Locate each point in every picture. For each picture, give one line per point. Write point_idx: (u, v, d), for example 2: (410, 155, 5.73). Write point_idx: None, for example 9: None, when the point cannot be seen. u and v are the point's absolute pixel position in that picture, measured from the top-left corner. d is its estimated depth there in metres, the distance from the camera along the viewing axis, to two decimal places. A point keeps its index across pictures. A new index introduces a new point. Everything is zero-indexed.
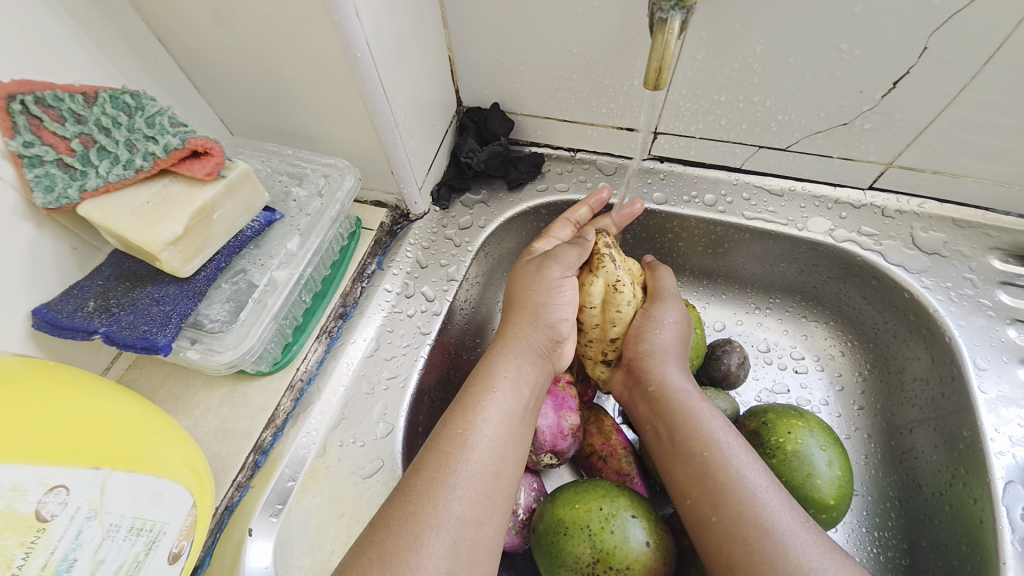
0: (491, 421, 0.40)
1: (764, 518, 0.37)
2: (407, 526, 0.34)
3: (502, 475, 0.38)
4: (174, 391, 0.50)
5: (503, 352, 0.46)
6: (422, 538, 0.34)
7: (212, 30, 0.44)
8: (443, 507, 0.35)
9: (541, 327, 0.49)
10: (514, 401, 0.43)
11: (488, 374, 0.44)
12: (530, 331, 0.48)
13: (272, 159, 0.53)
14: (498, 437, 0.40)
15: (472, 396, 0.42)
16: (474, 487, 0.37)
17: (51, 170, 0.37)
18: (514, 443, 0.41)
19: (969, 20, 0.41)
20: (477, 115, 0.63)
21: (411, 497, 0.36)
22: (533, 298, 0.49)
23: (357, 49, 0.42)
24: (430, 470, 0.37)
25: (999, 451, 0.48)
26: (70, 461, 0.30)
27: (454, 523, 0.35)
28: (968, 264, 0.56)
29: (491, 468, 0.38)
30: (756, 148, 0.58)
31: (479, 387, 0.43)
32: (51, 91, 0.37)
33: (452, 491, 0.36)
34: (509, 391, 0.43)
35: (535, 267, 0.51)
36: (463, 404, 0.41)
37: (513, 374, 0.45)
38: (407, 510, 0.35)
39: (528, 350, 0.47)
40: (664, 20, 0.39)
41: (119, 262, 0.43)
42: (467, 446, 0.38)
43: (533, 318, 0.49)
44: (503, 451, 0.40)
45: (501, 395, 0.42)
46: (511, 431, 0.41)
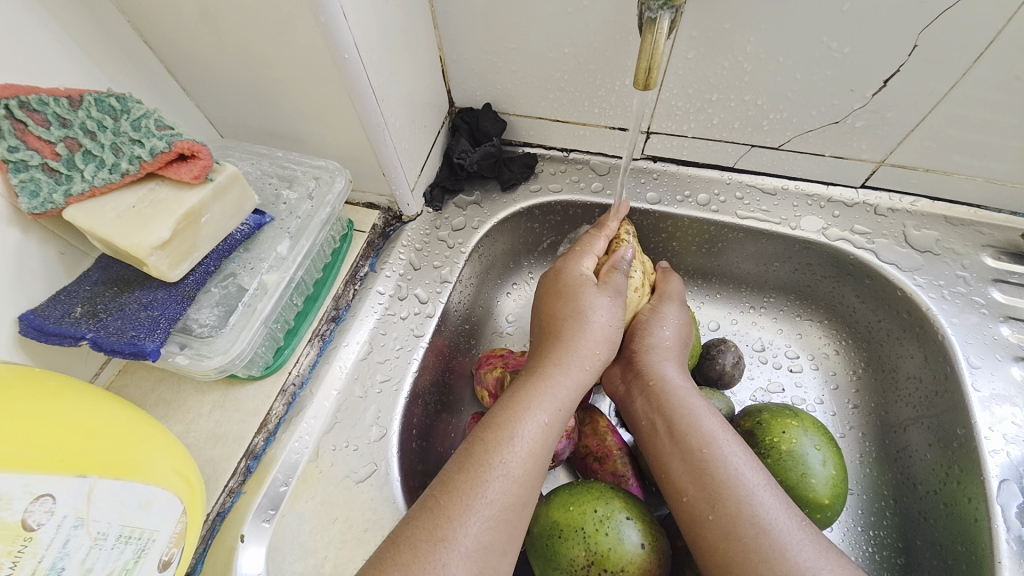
0: (530, 450, 0.39)
1: (760, 516, 0.37)
2: (435, 552, 0.33)
3: (529, 502, 0.38)
4: (164, 397, 0.49)
5: (544, 370, 0.44)
6: (448, 565, 0.33)
7: (200, 32, 0.44)
8: (469, 533, 0.35)
9: (599, 354, 0.46)
10: (556, 429, 0.41)
11: (535, 396, 0.42)
12: (587, 354, 0.45)
13: (262, 161, 0.53)
14: (535, 465, 0.39)
15: (516, 420, 0.40)
16: (503, 516, 0.36)
17: (37, 175, 0.37)
18: (546, 469, 0.40)
19: (957, 18, 0.41)
20: (470, 116, 0.63)
21: (441, 522, 0.35)
22: (590, 322, 0.47)
23: (345, 51, 0.42)
24: (462, 493, 0.36)
25: (993, 449, 0.48)
26: (55, 469, 0.30)
27: (477, 549, 0.34)
28: (960, 262, 0.56)
29: (520, 497, 0.37)
30: (748, 147, 0.58)
31: (524, 411, 0.41)
32: (36, 95, 0.37)
33: (479, 516, 0.35)
34: (549, 416, 0.41)
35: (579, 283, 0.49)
36: (504, 429, 0.40)
37: (563, 402, 0.43)
38: (436, 534, 0.34)
39: (583, 376, 0.45)
40: (653, 20, 0.39)
41: (107, 266, 0.43)
42: (503, 474, 0.37)
43: (589, 341, 0.46)
44: (536, 478, 0.39)
45: (548, 424, 0.41)
46: (546, 457, 0.40)
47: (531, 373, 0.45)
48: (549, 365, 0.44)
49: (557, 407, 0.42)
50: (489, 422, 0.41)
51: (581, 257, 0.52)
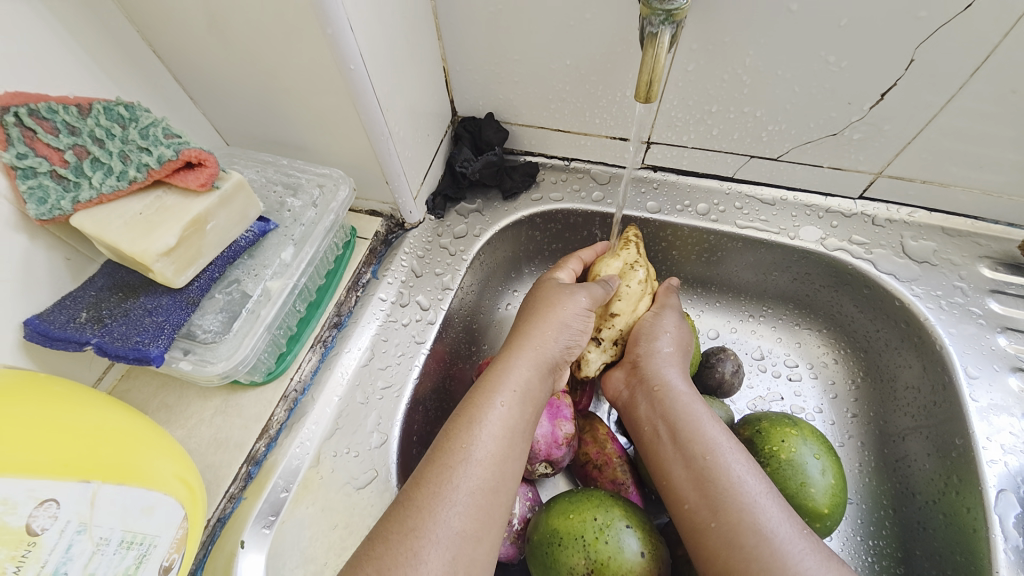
0: (495, 436, 0.39)
1: (762, 524, 0.38)
2: (406, 542, 0.34)
3: (500, 490, 0.38)
4: (167, 402, 0.49)
5: (507, 360, 0.44)
6: (422, 555, 0.33)
7: (206, 40, 0.44)
8: (442, 523, 0.35)
9: (555, 340, 0.47)
10: (516, 414, 0.41)
11: (492, 383, 0.42)
12: (542, 339, 0.46)
13: (267, 169, 0.54)
14: (502, 450, 0.39)
15: (475, 407, 0.41)
16: (474, 503, 0.36)
17: (45, 181, 0.37)
18: (514, 456, 0.40)
19: (953, 33, 0.42)
20: (472, 125, 0.64)
21: (412, 512, 0.35)
22: (550, 313, 0.48)
23: (350, 61, 0.42)
24: (430, 483, 0.36)
25: (991, 459, 0.48)
26: (60, 474, 0.30)
27: (452, 538, 0.34)
28: (958, 273, 0.57)
29: (490, 483, 0.37)
30: (747, 158, 0.59)
31: (483, 398, 0.41)
32: (46, 103, 0.38)
33: (452, 506, 0.35)
34: (512, 405, 0.41)
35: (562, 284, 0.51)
36: (465, 416, 0.40)
37: (520, 384, 0.43)
38: (407, 526, 0.34)
39: (539, 360, 0.45)
40: (654, 34, 0.40)
41: (112, 272, 0.43)
42: (468, 461, 0.37)
43: (547, 328, 0.47)
44: (503, 466, 0.39)
45: (505, 407, 0.41)
46: (512, 445, 0.40)
47: (491, 364, 0.45)
48: (507, 356, 0.45)
49: (516, 392, 0.42)
50: (458, 413, 0.41)
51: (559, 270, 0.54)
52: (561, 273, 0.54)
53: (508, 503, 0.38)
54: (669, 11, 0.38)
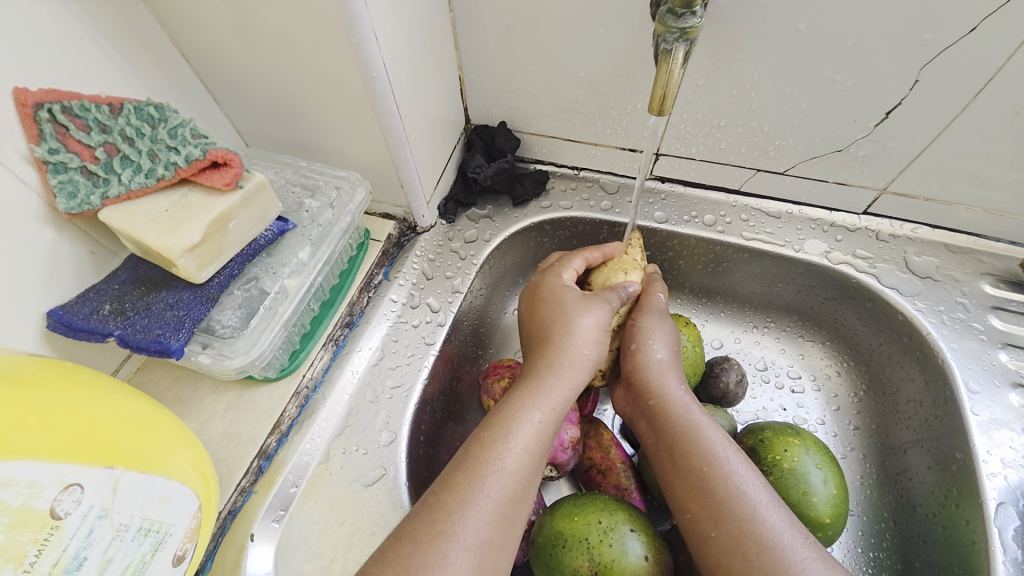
0: (527, 448, 0.40)
1: (762, 535, 0.38)
2: (434, 544, 0.34)
3: (524, 499, 0.39)
4: (181, 395, 0.50)
5: (542, 374, 0.45)
6: (448, 558, 0.34)
7: (234, 45, 0.46)
8: (469, 528, 0.35)
9: (590, 359, 0.47)
10: (550, 430, 0.42)
11: (531, 396, 0.43)
12: (577, 358, 0.46)
13: (286, 170, 0.55)
14: (531, 463, 0.40)
15: (510, 420, 0.41)
16: (500, 511, 0.37)
17: (75, 176, 0.39)
18: (540, 468, 0.41)
19: (957, 55, 0.44)
20: (485, 133, 0.65)
21: (441, 516, 0.36)
22: (580, 329, 0.48)
23: (373, 69, 0.44)
24: (460, 489, 0.37)
25: (992, 473, 0.49)
26: (86, 460, 0.31)
27: (477, 545, 0.35)
28: (960, 289, 0.58)
29: (517, 493, 0.38)
30: (754, 171, 0.60)
31: (519, 411, 0.42)
32: (78, 101, 0.39)
33: (479, 514, 0.36)
34: (546, 419, 0.42)
35: (569, 295, 0.51)
36: (497, 427, 0.41)
37: (557, 403, 0.43)
38: (435, 529, 0.35)
39: (576, 378, 0.46)
40: (668, 51, 0.41)
41: (135, 267, 0.44)
42: (499, 471, 0.38)
43: (581, 345, 0.47)
44: (530, 477, 0.40)
45: (540, 423, 0.41)
46: (542, 457, 0.41)
47: (523, 377, 0.46)
48: (543, 369, 0.45)
49: (550, 407, 0.43)
50: (489, 423, 0.42)
51: (562, 268, 0.54)
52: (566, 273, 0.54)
53: (529, 511, 0.40)
54: (684, 29, 0.39)
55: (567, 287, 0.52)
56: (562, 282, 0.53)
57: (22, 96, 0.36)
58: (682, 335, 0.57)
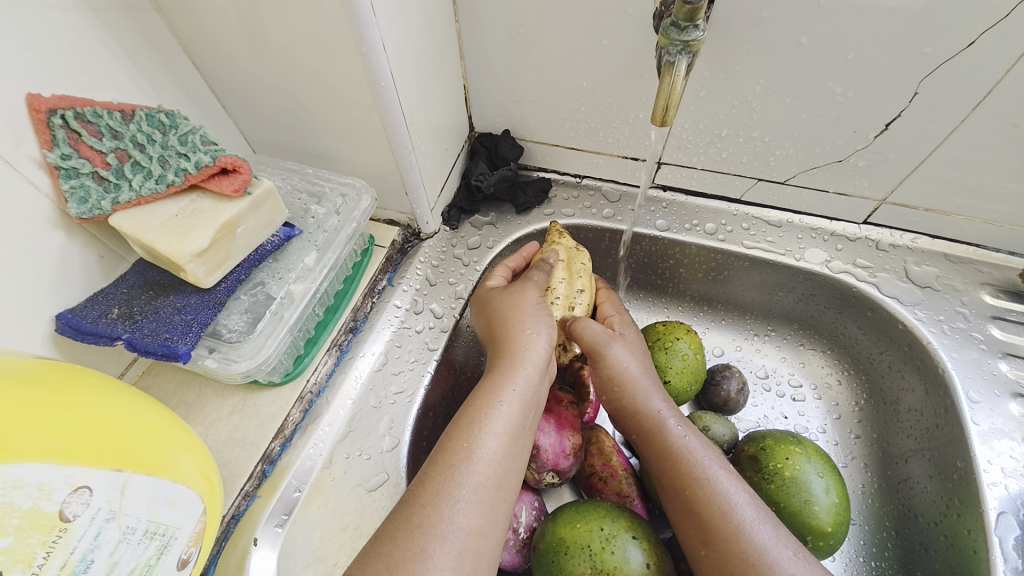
0: (497, 436, 0.40)
1: (750, 553, 0.38)
2: (413, 537, 0.34)
3: (504, 488, 0.39)
4: (186, 399, 0.51)
5: (506, 362, 0.45)
6: (429, 550, 0.34)
7: (244, 54, 0.47)
8: (447, 519, 0.35)
9: (538, 337, 0.47)
10: (518, 413, 0.42)
11: (493, 386, 0.43)
12: (528, 341, 0.46)
13: (293, 177, 0.56)
14: (501, 450, 0.40)
15: (478, 408, 0.41)
16: (477, 500, 0.37)
17: (86, 182, 0.39)
18: (514, 455, 0.41)
19: (955, 69, 0.44)
20: (489, 141, 0.66)
21: (418, 509, 0.36)
22: (523, 314, 0.48)
23: (380, 78, 0.44)
24: (435, 482, 0.37)
25: (992, 482, 0.49)
26: (94, 463, 0.31)
27: (457, 535, 0.35)
28: (960, 298, 0.58)
29: (493, 481, 0.38)
30: (755, 181, 0.61)
31: (485, 399, 0.42)
32: (91, 108, 0.40)
33: (457, 503, 0.36)
34: (515, 405, 0.42)
35: (501, 292, 0.52)
36: (468, 417, 0.41)
37: (520, 387, 0.43)
38: (413, 522, 0.35)
39: (534, 359, 0.45)
40: (671, 63, 0.41)
41: (144, 271, 0.45)
42: (471, 459, 0.38)
43: (528, 327, 0.47)
44: (504, 465, 0.40)
45: (506, 408, 0.41)
46: (514, 443, 0.41)
47: (490, 368, 0.46)
48: (502, 360, 0.45)
49: (516, 395, 0.43)
50: (459, 415, 0.42)
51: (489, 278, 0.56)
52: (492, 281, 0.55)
53: (511, 499, 0.40)
54: (687, 42, 0.40)
55: (495, 289, 0.53)
56: (489, 287, 0.54)
57: (36, 102, 0.37)
58: (682, 343, 0.57)
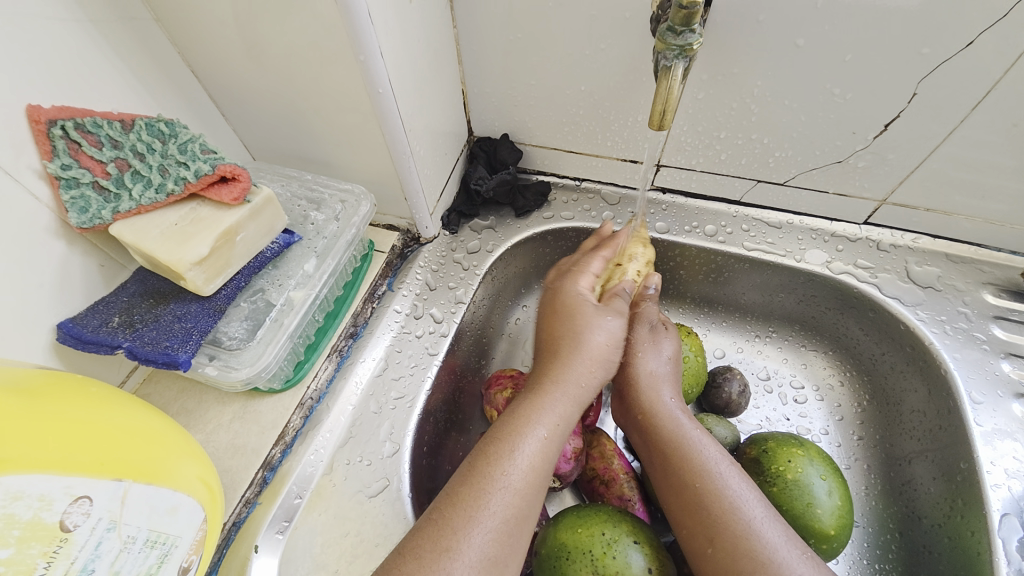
0: (531, 464, 0.40)
1: (759, 551, 0.38)
2: (439, 561, 0.34)
3: (530, 515, 0.39)
4: (186, 406, 0.51)
5: (548, 391, 0.45)
6: (453, 574, 0.34)
7: (243, 63, 0.47)
8: (475, 545, 0.35)
9: (594, 377, 0.47)
10: (553, 444, 0.42)
11: (534, 412, 0.43)
12: (583, 376, 0.46)
13: (292, 183, 0.56)
14: (536, 479, 0.40)
15: (515, 436, 0.41)
16: (506, 527, 0.37)
17: (86, 192, 0.40)
18: (545, 484, 0.41)
19: (953, 69, 0.44)
20: (488, 145, 0.66)
21: (446, 532, 0.36)
22: (593, 349, 0.48)
23: (379, 86, 0.45)
24: (465, 505, 0.37)
25: (995, 484, 0.49)
26: (95, 472, 0.31)
27: (482, 560, 0.35)
28: (961, 298, 0.58)
29: (522, 509, 0.38)
30: (754, 182, 0.61)
31: (524, 427, 0.42)
32: (91, 118, 0.40)
33: (485, 529, 0.36)
34: (551, 436, 0.42)
35: (589, 307, 0.50)
36: (503, 444, 0.41)
37: (559, 418, 0.43)
38: (441, 545, 0.35)
39: (580, 397, 0.45)
40: (668, 67, 0.41)
41: (144, 279, 0.45)
42: (505, 488, 0.38)
43: (590, 366, 0.47)
44: (535, 492, 0.40)
45: (544, 438, 0.41)
46: (546, 470, 0.41)
47: (525, 394, 0.46)
48: (548, 385, 0.45)
49: (555, 422, 0.43)
50: (492, 439, 0.42)
51: (580, 276, 0.54)
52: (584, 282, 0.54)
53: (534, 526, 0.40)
54: (683, 46, 0.39)
55: (585, 297, 0.52)
56: (580, 290, 0.53)
57: (36, 113, 0.37)
58: (683, 345, 0.57)
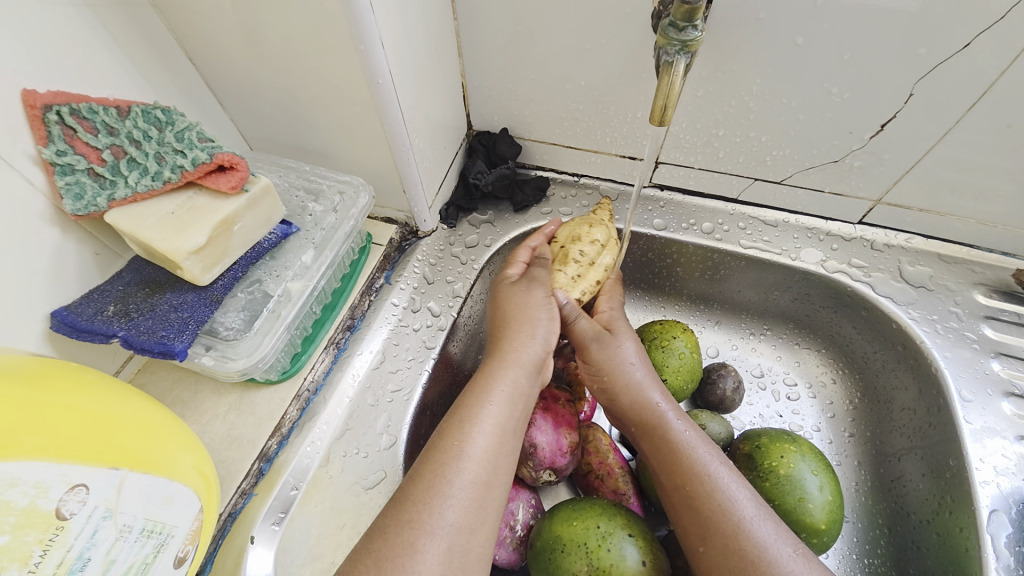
0: (485, 433, 0.40)
1: (749, 551, 0.38)
2: (403, 533, 0.35)
3: (492, 484, 0.39)
4: (182, 397, 0.51)
5: (498, 364, 0.45)
6: (418, 545, 0.34)
7: (241, 51, 0.46)
8: (437, 515, 0.36)
9: (534, 340, 0.48)
10: (507, 413, 0.42)
11: (483, 386, 0.43)
12: (525, 345, 0.47)
13: (290, 174, 0.56)
14: (491, 446, 0.40)
15: (466, 406, 0.42)
16: (467, 496, 0.37)
17: (82, 178, 0.39)
18: (506, 454, 0.41)
19: (951, 70, 0.45)
20: (487, 139, 0.66)
21: (408, 506, 0.36)
22: (523, 316, 0.49)
23: (379, 76, 0.44)
24: (424, 478, 0.37)
25: (984, 481, 0.50)
26: (91, 461, 0.31)
27: (447, 531, 0.35)
28: (953, 298, 0.59)
29: (483, 478, 0.38)
30: (752, 181, 0.61)
31: (474, 398, 0.42)
32: (86, 103, 0.40)
33: (447, 499, 0.36)
34: (503, 405, 0.42)
35: (508, 286, 0.52)
36: (458, 416, 0.41)
37: (509, 386, 0.44)
38: (403, 518, 0.35)
39: (525, 363, 0.46)
40: (670, 62, 0.41)
41: (139, 268, 0.45)
42: (461, 457, 0.38)
43: (524, 331, 0.48)
44: (495, 461, 0.40)
45: (495, 407, 0.42)
46: (504, 441, 0.41)
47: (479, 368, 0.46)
48: (494, 359, 0.46)
49: (505, 393, 0.43)
50: (450, 414, 0.42)
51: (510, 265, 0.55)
52: (513, 268, 0.55)
53: (502, 499, 0.39)
54: (685, 42, 0.40)
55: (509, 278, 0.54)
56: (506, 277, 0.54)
57: (31, 98, 0.37)
58: (679, 342, 0.57)
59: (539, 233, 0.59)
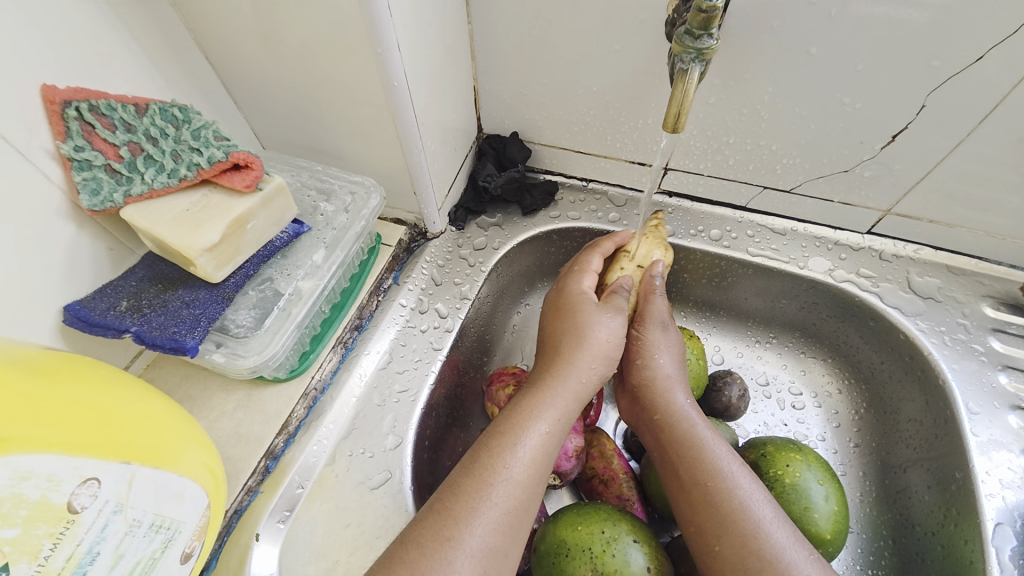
0: (534, 458, 0.40)
1: (767, 550, 0.38)
2: (441, 550, 0.35)
3: (532, 507, 0.39)
4: (191, 393, 0.51)
5: (553, 387, 0.45)
6: (454, 564, 0.34)
7: (258, 52, 0.47)
8: (476, 534, 0.36)
9: (595, 370, 0.47)
10: (556, 439, 0.42)
11: (537, 408, 0.43)
12: (585, 374, 0.46)
13: (302, 174, 0.56)
14: (538, 472, 0.40)
15: (517, 429, 0.41)
16: (507, 520, 0.37)
17: (99, 174, 0.40)
18: (547, 479, 0.41)
19: (962, 83, 0.45)
20: (497, 143, 0.66)
21: (446, 522, 0.36)
22: (592, 343, 0.47)
23: (394, 79, 0.45)
24: (466, 497, 0.37)
25: (989, 494, 0.49)
26: (104, 455, 0.31)
27: (483, 551, 0.35)
28: (961, 310, 0.58)
29: (525, 502, 0.39)
30: (761, 189, 0.61)
31: (526, 420, 0.42)
32: (105, 100, 0.40)
33: (486, 521, 0.36)
34: (553, 431, 0.42)
35: (589, 303, 0.50)
36: (507, 437, 0.41)
37: (562, 413, 0.44)
38: (441, 534, 0.35)
39: (580, 391, 0.46)
40: (684, 70, 0.41)
41: (153, 264, 0.45)
42: (507, 480, 0.38)
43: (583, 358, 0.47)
44: (536, 486, 0.40)
45: (547, 433, 0.42)
46: (549, 467, 0.41)
47: (529, 387, 0.46)
48: (549, 380, 0.45)
49: (556, 417, 0.43)
50: (494, 432, 0.42)
51: (582, 275, 0.54)
52: (585, 278, 0.54)
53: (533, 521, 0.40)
54: (700, 50, 0.40)
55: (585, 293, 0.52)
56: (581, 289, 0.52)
57: (50, 94, 0.37)
58: (685, 348, 0.57)
59: (607, 241, 0.57)
